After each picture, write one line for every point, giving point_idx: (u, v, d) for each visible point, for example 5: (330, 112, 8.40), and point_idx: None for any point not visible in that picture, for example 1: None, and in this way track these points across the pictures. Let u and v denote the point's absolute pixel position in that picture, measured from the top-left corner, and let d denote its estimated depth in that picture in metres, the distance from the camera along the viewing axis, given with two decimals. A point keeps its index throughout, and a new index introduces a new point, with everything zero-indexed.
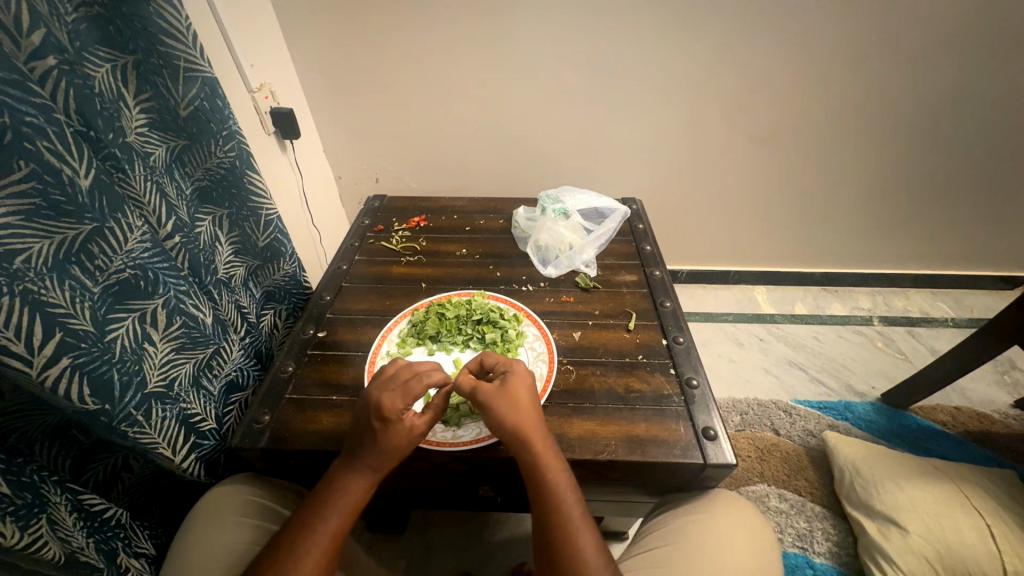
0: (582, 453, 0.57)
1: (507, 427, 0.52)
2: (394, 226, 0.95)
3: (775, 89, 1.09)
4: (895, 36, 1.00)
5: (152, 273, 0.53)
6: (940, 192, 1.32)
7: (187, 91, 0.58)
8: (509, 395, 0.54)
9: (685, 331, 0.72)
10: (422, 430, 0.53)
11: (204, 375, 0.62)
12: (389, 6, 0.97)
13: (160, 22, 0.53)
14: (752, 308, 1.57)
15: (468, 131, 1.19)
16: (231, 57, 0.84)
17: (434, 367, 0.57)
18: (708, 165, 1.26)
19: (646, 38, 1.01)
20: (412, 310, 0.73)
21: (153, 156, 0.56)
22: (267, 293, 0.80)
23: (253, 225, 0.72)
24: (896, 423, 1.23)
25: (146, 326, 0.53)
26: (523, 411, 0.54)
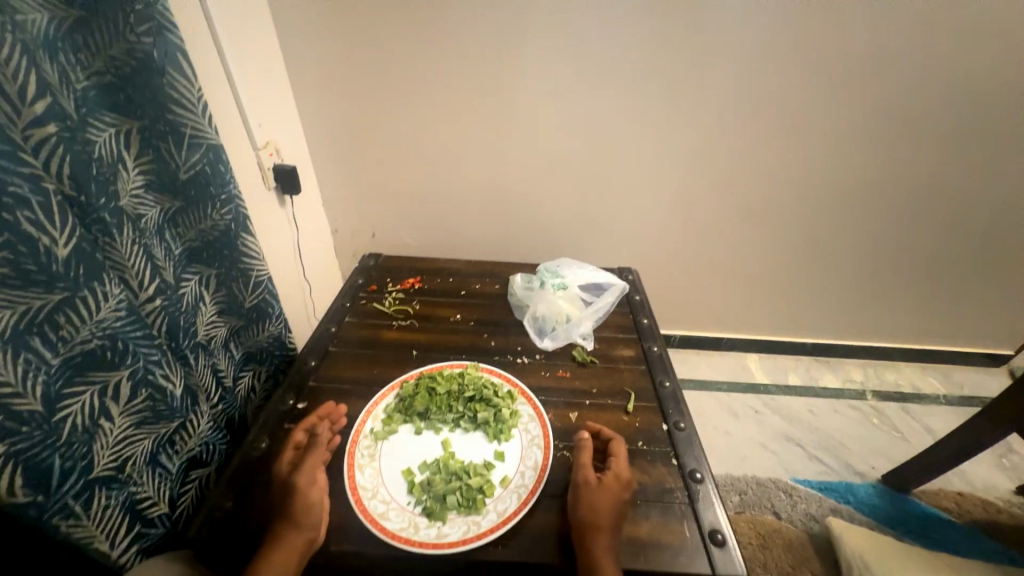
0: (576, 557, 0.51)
1: (583, 509, 0.52)
2: (388, 287, 0.93)
3: (761, 168, 1.16)
4: (867, 129, 1.09)
5: (122, 343, 0.49)
6: (920, 270, 1.36)
7: (190, 156, 0.57)
8: (597, 485, 0.54)
9: (686, 415, 0.69)
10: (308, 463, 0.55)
11: (164, 452, 0.57)
12: (400, 77, 1.03)
13: (170, 92, 0.53)
14: (745, 377, 1.55)
15: (467, 192, 1.22)
16: (240, 116, 0.86)
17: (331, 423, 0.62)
18: (699, 235, 1.29)
19: (640, 118, 1.08)
20: (401, 382, 0.69)
21: (144, 218, 0.55)
22: (247, 353, 0.76)
23: (241, 285, 0.70)
24: (900, 509, 1.17)
25: (105, 399, 0.49)
26: (602, 501, 0.52)
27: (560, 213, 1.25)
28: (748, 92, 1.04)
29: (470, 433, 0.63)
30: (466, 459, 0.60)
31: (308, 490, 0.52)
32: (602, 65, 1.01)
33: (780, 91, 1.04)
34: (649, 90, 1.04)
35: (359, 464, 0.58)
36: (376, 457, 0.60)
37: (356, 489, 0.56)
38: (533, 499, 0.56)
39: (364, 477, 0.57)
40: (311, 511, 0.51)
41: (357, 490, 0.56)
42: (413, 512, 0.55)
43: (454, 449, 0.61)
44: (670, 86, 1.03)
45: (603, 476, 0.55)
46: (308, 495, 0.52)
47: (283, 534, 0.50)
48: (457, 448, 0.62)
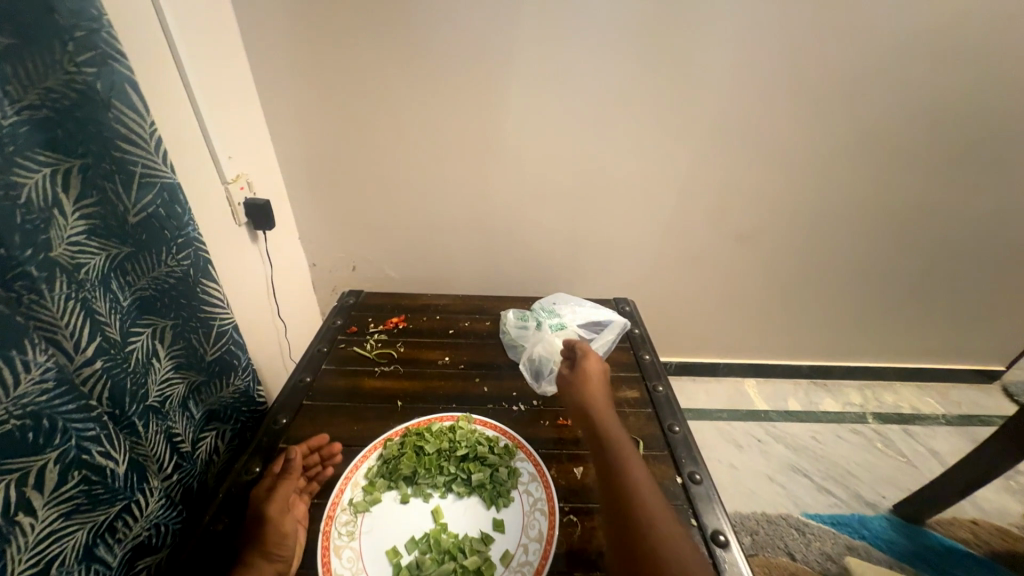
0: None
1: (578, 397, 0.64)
2: (369, 328, 0.86)
3: (751, 193, 1.14)
4: (853, 152, 1.09)
5: (49, 421, 0.41)
6: (911, 290, 1.36)
7: (140, 196, 0.51)
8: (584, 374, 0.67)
9: (701, 465, 0.63)
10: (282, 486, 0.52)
11: (102, 544, 0.48)
12: (381, 107, 1.00)
13: (117, 126, 0.48)
14: (745, 404, 1.50)
15: (453, 223, 1.17)
16: (208, 149, 0.80)
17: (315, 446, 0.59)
18: (691, 261, 1.26)
19: (629, 145, 1.06)
20: (384, 440, 0.61)
21: (84, 267, 0.48)
22: (209, 412, 0.67)
23: (201, 336, 0.62)
24: (917, 543, 1.12)
25: (25, 490, 0.40)
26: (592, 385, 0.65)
27: (550, 242, 1.21)
28: (735, 118, 1.03)
29: (464, 498, 0.56)
30: (459, 532, 0.53)
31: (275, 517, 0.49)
32: (588, 93, 0.99)
33: (766, 117, 1.03)
34: (636, 118, 1.02)
35: (336, 547, 0.50)
36: (356, 536, 0.51)
37: None
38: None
39: (342, 564, 0.49)
40: (284, 543, 0.48)
41: None
42: None
43: (446, 520, 0.54)
44: (657, 114, 1.02)
45: (583, 366, 0.68)
46: (282, 525, 0.48)
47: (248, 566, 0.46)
48: (449, 518, 0.54)
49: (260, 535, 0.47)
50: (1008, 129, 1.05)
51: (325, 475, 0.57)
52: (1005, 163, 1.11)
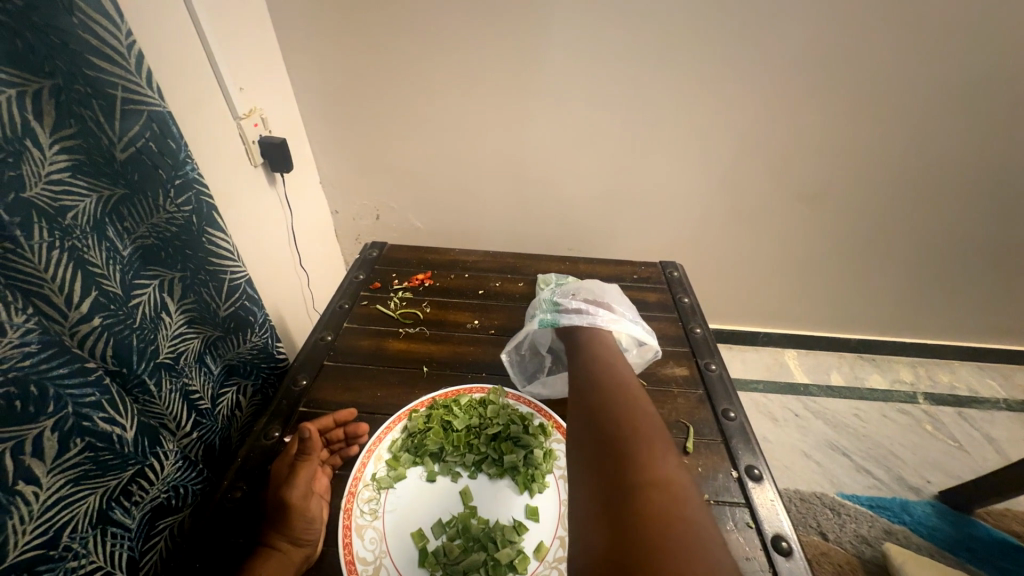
0: None
1: None
2: (393, 284, 0.80)
3: (834, 145, 0.97)
4: (973, 97, 0.89)
5: (39, 387, 0.36)
6: (999, 264, 1.19)
7: (126, 127, 0.44)
8: None
9: (760, 458, 0.56)
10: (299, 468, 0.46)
11: (118, 507, 0.45)
12: (406, 32, 0.86)
13: (87, 37, 0.39)
14: (784, 376, 1.41)
15: (484, 170, 1.06)
16: (214, 78, 0.70)
17: (340, 418, 0.53)
18: (747, 221, 1.13)
19: (696, 81, 0.89)
20: (409, 411, 0.56)
21: (72, 210, 0.41)
22: (228, 367, 0.64)
23: (212, 290, 0.57)
24: (962, 533, 1.06)
25: (24, 458, 0.37)
26: None
27: (589, 194, 1.09)
28: (831, 50, 0.84)
29: (495, 480, 0.51)
30: (491, 517, 0.48)
31: (294, 504, 0.44)
32: (654, 14, 0.82)
33: (871, 50, 0.84)
34: (709, 47, 0.85)
35: (358, 526, 0.46)
36: (379, 515, 0.47)
37: (353, 562, 0.44)
38: None
39: (364, 546, 0.45)
40: (311, 525, 0.45)
41: (355, 564, 0.44)
42: None
43: (475, 503, 0.49)
44: (735, 43, 0.84)
45: None
46: (307, 508, 0.45)
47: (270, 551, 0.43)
48: (479, 502, 0.50)
49: (284, 518, 0.44)
50: None
51: (350, 451, 0.52)
52: None
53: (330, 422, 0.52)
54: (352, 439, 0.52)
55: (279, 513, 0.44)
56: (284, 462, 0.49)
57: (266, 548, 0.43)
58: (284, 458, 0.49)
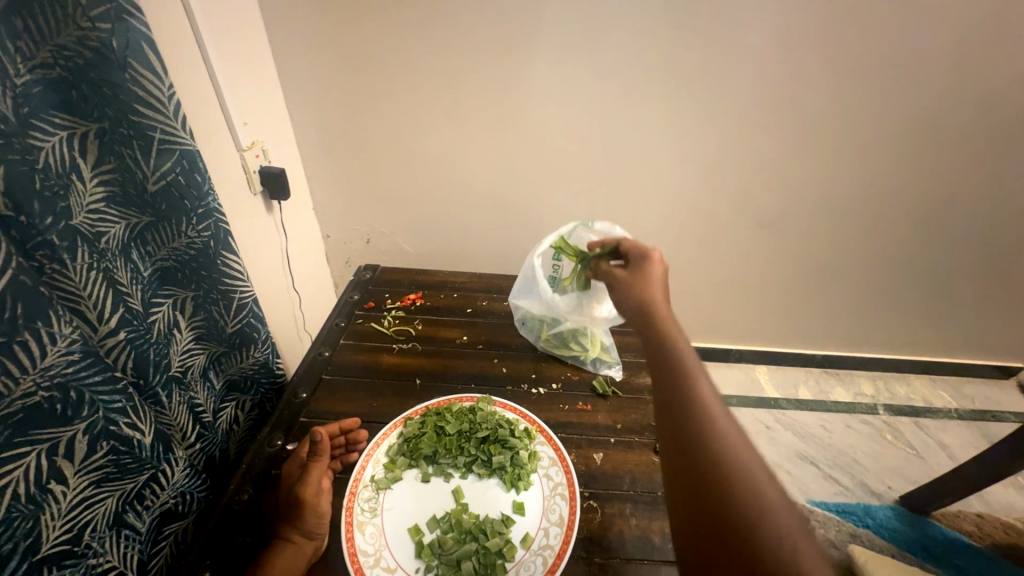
0: None
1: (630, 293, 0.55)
2: (387, 304, 0.85)
3: (783, 177, 1.09)
4: (896, 137, 1.03)
5: (76, 393, 0.41)
6: (939, 284, 1.31)
7: (160, 164, 0.49)
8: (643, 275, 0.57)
9: None
10: (312, 466, 0.52)
11: (131, 511, 0.48)
12: (400, 74, 0.95)
13: (136, 89, 0.45)
14: (755, 391, 1.50)
15: (471, 198, 1.14)
16: (223, 114, 0.77)
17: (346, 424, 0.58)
18: (713, 245, 1.23)
19: (658, 121, 1.01)
20: (404, 419, 0.61)
21: (105, 236, 0.46)
22: (229, 383, 0.67)
23: (221, 309, 0.62)
24: (921, 534, 1.13)
25: (56, 459, 0.41)
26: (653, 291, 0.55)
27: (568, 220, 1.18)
28: (773, 95, 0.97)
29: (484, 479, 0.56)
30: (481, 513, 0.53)
31: (308, 499, 0.49)
32: (620, 64, 0.93)
33: (804, 97, 0.97)
34: (669, 93, 0.97)
35: (359, 522, 0.51)
36: (378, 513, 0.52)
37: (355, 554, 0.48)
38: (559, 566, 0.48)
39: (365, 540, 0.49)
40: (322, 520, 0.49)
41: (357, 557, 0.48)
42: None
43: (467, 500, 0.54)
44: (691, 89, 0.96)
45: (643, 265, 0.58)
46: (320, 503, 0.50)
47: (285, 544, 0.47)
48: (470, 499, 0.54)
49: (297, 513, 0.48)
50: None
51: (349, 456, 0.57)
52: None
53: (336, 428, 0.57)
54: (354, 446, 0.57)
55: (294, 507, 0.49)
56: (297, 464, 0.54)
57: (280, 541, 0.47)
58: (296, 460, 0.54)
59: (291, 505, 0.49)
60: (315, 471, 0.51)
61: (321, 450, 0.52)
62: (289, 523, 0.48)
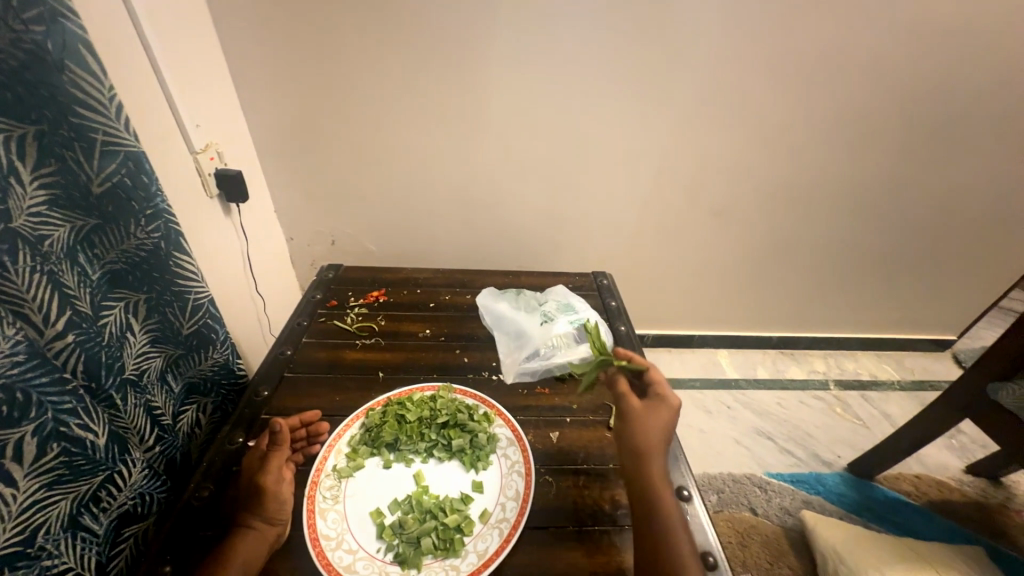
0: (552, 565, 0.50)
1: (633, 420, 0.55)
2: (350, 302, 0.86)
3: (730, 169, 1.16)
4: (829, 130, 1.10)
5: (23, 393, 0.41)
6: (877, 266, 1.42)
7: (104, 165, 0.50)
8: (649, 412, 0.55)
9: (670, 428, 0.68)
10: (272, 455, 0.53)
11: (87, 513, 0.49)
12: (357, 75, 0.96)
13: (74, 91, 0.46)
14: (717, 373, 1.57)
15: (434, 196, 1.16)
16: (173, 117, 0.76)
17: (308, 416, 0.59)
18: (669, 235, 1.29)
19: (611, 117, 1.05)
20: (366, 410, 0.63)
21: (49, 239, 0.46)
22: (189, 385, 0.67)
23: (176, 310, 0.62)
24: (866, 497, 1.22)
25: (4, 461, 0.41)
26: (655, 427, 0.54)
27: (530, 215, 1.21)
28: (717, 91, 1.03)
29: (445, 462, 0.58)
30: (441, 493, 0.55)
31: (269, 488, 0.50)
32: (571, 63, 0.97)
33: (745, 93, 1.03)
34: (620, 90, 1.01)
35: (321, 509, 0.52)
36: (340, 499, 0.53)
37: (317, 538, 0.50)
38: (516, 536, 0.51)
39: (326, 525, 0.51)
40: (282, 507, 0.50)
41: (319, 541, 0.50)
42: (384, 560, 0.49)
43: (427, 482, 0.56)
44: (640, 87, 1.01)
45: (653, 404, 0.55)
46: (280, 491, 0.51)
47: (246, 531, 0.48)
48: (430, 481, 0.57)
49: (257, 502, 0.49)
50: (980, 106, 1.08)
51: (312, 447, 0.58)
52: (974, 139, 1.13)
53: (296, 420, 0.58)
54: (314, 437, 0.58)
55: (256, 496, 0.50)
56: (258, 454, 0.55)
57: (241, 528, 0.48)
58: (257, 451, 0.55)
59: (253, 493, 0.50)
60: (275, 460, 0.53)
61: (280, 440, 0.54)
62: (250, 510, 0.49)
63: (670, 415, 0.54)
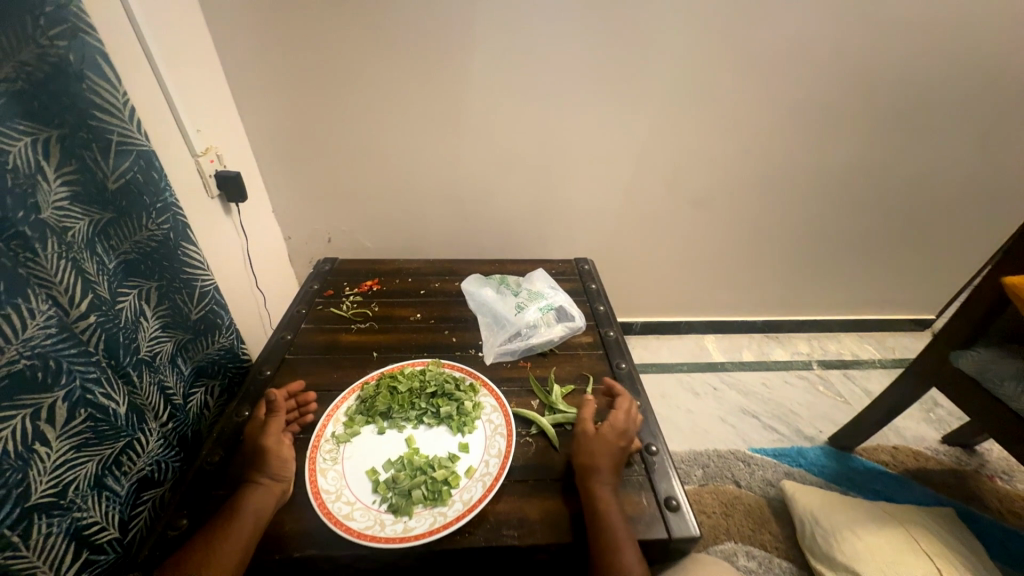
0: (530, 508, 0.56)
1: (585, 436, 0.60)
2: (346, 291, 0.92)
3: (704, 159, 1.21)
4: (798, 118, 1.16)
5: (54, 362, 0.47)
6: (853, 248, 1.47)
7: (118, 163, 0.55)
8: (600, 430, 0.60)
9: (641, 393, 0.72)
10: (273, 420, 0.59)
11: (110, 475, 0.55)
12: (347, 81, 1.02)
13: (93, 98, 0.51)
14: (704, 357, 1.63)
15: (424, 192, 1.21)
16: (175, 122, 0.82)
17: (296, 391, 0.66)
18: (651, 224, 1.34)
19: (588, 113, 1.10)
20: (361, 384, 0.69)
21: (71, 231, 0.52)
22: (197, 368, 0.73)
23: (185, 297, 0.67)
24: (845, 467, 1.28)
25: (39, 423, 0.47)
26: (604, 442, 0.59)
27: (517, 208, 1.27)
28: (688, 86, 1.08)
29: (434, 428, 0.64)
30: (430, 453, 0.61)
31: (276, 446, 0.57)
32: (548, 60, 1.02)
33: (715, 87, 1.09)
34: (596, 87, 1.07)
35: (321, 468, 0.58)
36: (339, 461, 0.59)
37: (318, 492, 0.55)
38: (497, 486, 0.57)
39: (327, 481, 0.57)
40: (285, 465, 0.56)
41: (320, 494, 0.55)
42: (379, 510, 0.54)
43: (418, 445, 0.62)
44: (616, 80, 1.06)
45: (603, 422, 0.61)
46: (282, 451, 0.56)
47: (258, 485, 0.54)
48: (421, 444, 0.62)
49: (262, 461, 0.55)
50: (941, 92, 1.13)
51: (305, 419, 0.64)
52: (937, 124, 1.19)
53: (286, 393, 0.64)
54: (303, 406, 0.65)
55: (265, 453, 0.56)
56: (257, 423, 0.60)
57: (254, 482, 0.54)
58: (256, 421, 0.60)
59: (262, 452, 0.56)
60: (276, 424, 0.59)
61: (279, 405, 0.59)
62: (261, 466, 0.55)
63: (624, 431, 0.60)
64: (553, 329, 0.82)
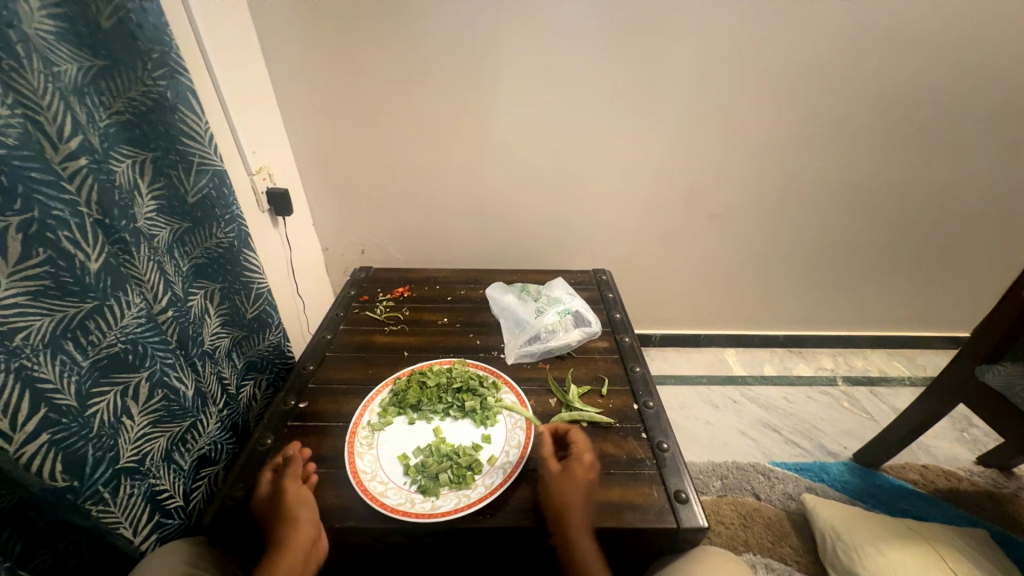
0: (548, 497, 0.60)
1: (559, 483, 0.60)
2: (379, 296, 1.00)
3: (720, 175, 1.25)
4: (814, 135, 1.19)
5: (141, 347, 0.55)
6: (877, 262, 1.46)
7: (197, 181, 0.64)
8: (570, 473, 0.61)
9: (654, 394, 0.76)
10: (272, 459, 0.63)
11: (178, 450, 0.63)
12: (384, 106, 1.12)
13: (181, 126, 0.60)
14: (724, 370, 1.63)
15: (451, 207, 1.29)
16: (236, 145, 0.93)
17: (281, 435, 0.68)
18: (669, 238, 1.38)
19: (606, 132, 1.17)
20: (393, 379, 0.75)
21: (157, 238, 0.61)
22: (249, 362, 0.81)
23: (243, 298, 0.76)
24: (871, 484, 1.26)
25: (127, 399, 0.55)
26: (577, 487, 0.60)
27: (538, 222, 1.33)
28: (702, 105, 1.13)
29: (459, 420, 0.70)
30: (456, 442, 0.67)
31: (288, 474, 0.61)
32: (569, 84, 1.09)
33: (729, 106, 1.13)
34: (613, 108, 1.13)
35: (359, 452, 0.64)
36: (374, 446, 0.65)
37: (356, 473, 0.62)
38: (515, 475, 0.61)
39: (364, 463, 0.63)
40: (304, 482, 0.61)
41: (358, 474, 0.62)
42: (410, 490, 0.60)
43: (444, 435, 0.68)
44: (635, 100, 1.12)
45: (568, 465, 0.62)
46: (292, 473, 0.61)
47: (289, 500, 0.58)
48: (447, 434, 0.68)
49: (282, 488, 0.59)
50: (962, 108, 1.14)
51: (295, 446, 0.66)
52: (960, 140, 1.19)
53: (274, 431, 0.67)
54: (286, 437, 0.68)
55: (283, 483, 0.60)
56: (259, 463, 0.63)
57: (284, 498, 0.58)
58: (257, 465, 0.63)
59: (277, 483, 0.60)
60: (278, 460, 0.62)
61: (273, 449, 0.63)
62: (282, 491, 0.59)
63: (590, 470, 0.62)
64: (570, 333, 0.87)
